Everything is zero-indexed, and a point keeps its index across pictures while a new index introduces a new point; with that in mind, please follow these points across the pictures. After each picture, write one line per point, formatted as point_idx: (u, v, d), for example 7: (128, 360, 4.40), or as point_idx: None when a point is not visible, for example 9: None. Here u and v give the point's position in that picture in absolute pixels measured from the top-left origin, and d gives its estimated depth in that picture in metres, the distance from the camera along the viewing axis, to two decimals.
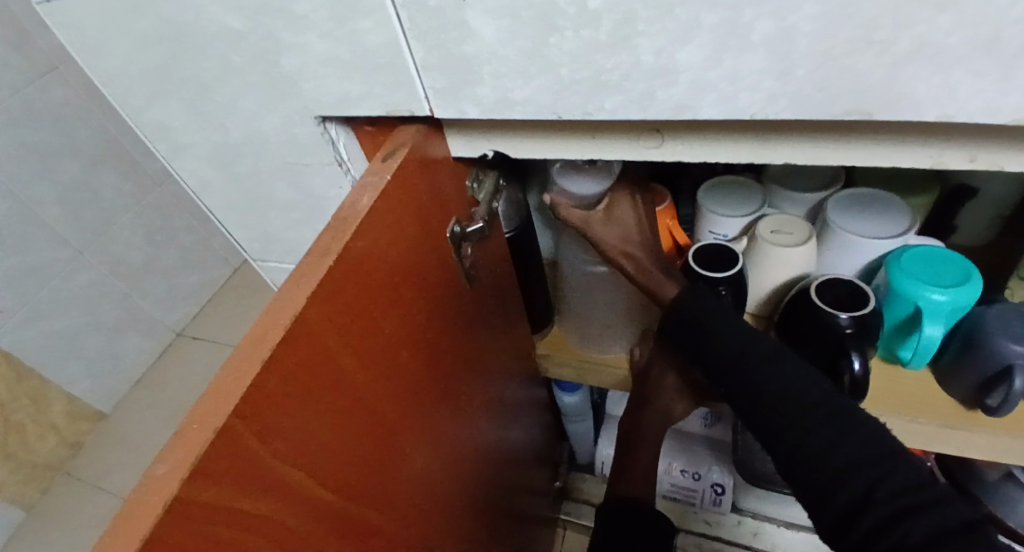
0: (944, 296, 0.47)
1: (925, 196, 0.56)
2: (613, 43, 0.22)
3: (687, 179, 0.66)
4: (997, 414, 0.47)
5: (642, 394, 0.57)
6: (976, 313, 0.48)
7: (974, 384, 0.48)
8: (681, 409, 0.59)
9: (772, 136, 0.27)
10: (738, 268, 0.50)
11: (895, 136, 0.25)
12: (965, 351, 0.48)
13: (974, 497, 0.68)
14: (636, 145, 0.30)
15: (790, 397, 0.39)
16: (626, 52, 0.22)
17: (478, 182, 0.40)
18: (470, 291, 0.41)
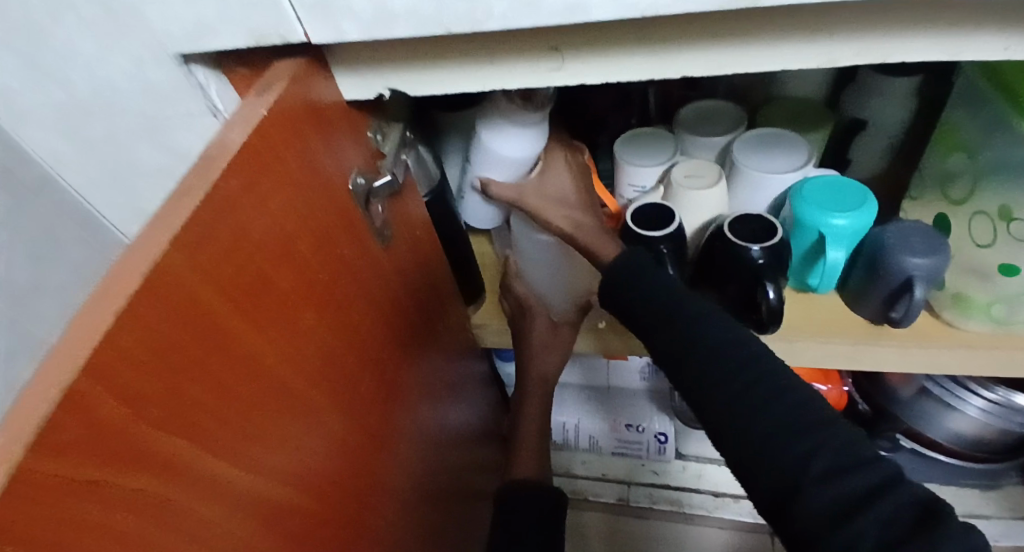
0: (842, 222, 0.49)
1: (821, 131, 0.59)
2: None
3: (604, 133, 0.66)
4: (903, 325, 0.50)
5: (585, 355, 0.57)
6: (877, 232, 0.50)
7: (880, 300, 0.51)
8: None
9: (669, 43, 0.27)
10: (676, 225, 0.52)
11: (784, 35, 0.26)
12: (870, 270, 0.51)
13: (891, 413, 0.74)
14: (538, 68, 0.29)
15: (720, 370, 0.36)
16: None
17: (381, 134, 0.38)
18: (385, 254, 0.39)
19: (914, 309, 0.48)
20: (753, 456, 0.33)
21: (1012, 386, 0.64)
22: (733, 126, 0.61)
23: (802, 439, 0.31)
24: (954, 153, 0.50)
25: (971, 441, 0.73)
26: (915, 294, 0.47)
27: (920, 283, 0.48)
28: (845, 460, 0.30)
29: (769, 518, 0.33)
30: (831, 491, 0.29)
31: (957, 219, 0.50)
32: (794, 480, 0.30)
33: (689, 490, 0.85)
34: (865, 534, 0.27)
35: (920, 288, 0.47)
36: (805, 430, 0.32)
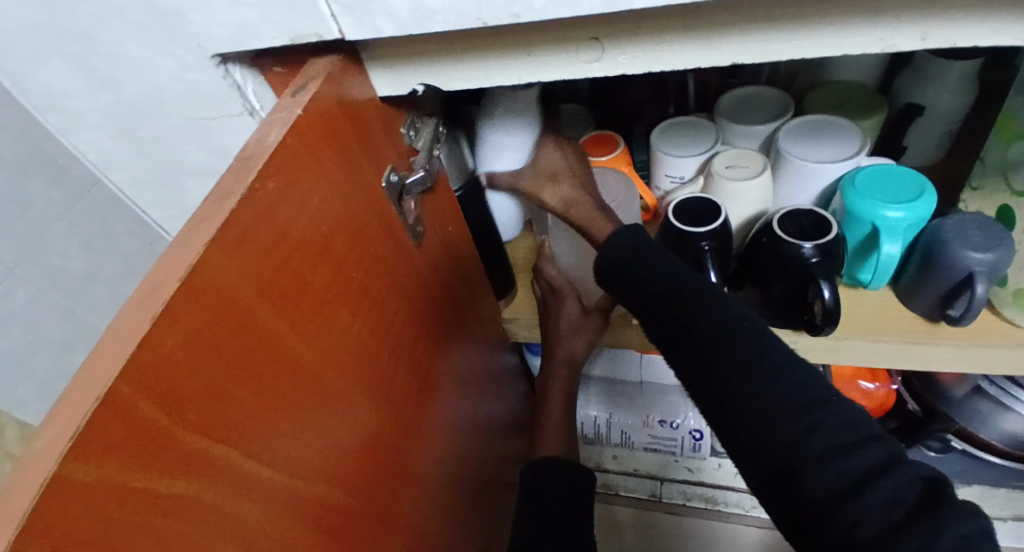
0: (897, 215, 0.47)
1: (874, 118, 0.55)
2: None
3: (639, 122, 0.64)
4: (961, 324, 0.48)
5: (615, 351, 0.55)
6: (932, 224, 0.48)
7: (937, 297, 0.48)
8: None
9: (716, 31, 0.26)
10: (720, 221, 0.51)
11: (841, 18, 0.24)
12: (926, 264, 0.48)
13: (942, 414, 0.71)
14: (577, 60, 0.28)
15: (717, 344, 0.33)
16: None
17: (416, 130, 0.37)
18: (421, 250, 0.39)
19: (975, 307, 0.45)
20: (749, 434, 0.31)
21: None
22: (779, 113, 0.58)
23: (801, 417, 0.29)
24: (1014, 142, 0.44)
25: None
26: (977, 292, 0.44)
27: (983, 280, 0.44)
28: (846, 436, 0.28)
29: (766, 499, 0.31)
30: (834, 469, 0.27)
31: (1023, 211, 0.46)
32: (794, 459, 0.28)
33: (724, 488, 0.83)
34: (865, 517, 0.26)
35: (982, 285, 0.44)
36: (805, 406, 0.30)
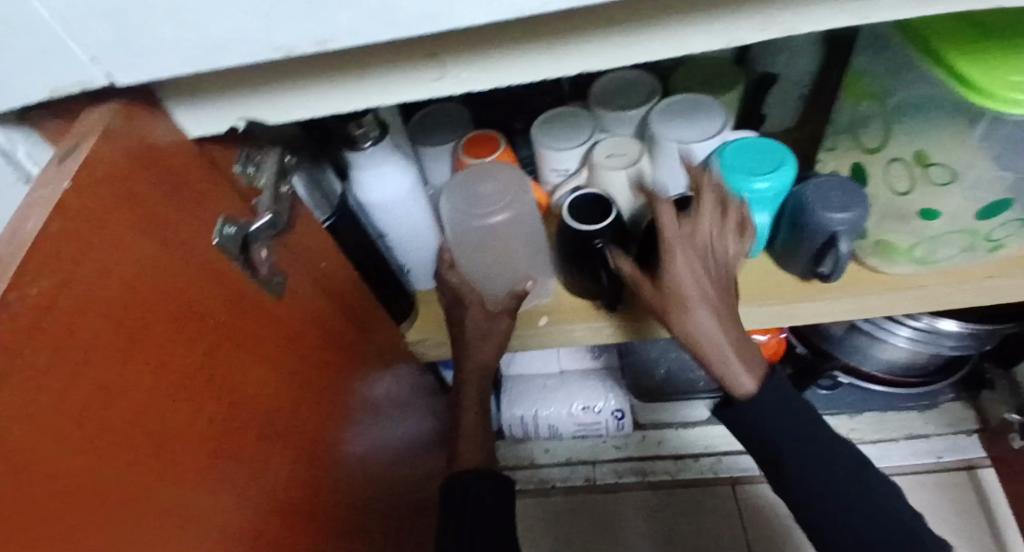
0: (764, 186, 0.49)
1: (735, 91, 0.57)
2: None
3: (517, 118, 0.63)
4: (833, 278, 0.51)
5: None
6: (796, 190, 0.50)
7: (808, 257, 0.51)
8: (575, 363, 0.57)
9: (557, 38, 0.24)
10: (612, 218, 0.51)
11: (675, 14, 0.23)
12: (795, 229, 0.50)
13: (828, 353, 0.77)
14: (416, 80, 0.25)
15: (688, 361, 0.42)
16: None
17: (253, 165, 0.32)
18: (291, 276, 0.35)
19: (841, 263, 0.49)
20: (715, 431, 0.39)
21: (935, 314, 0.68)
22: (648, 96, 0.58)
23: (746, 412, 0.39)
24: (862, 101, 0.48)
25: (905, 368, 0.76)
26: (841, 249, 0.48)
27: (843, 238, 0.48)
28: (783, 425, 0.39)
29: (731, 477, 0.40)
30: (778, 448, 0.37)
31: (873, 167, 0.49)
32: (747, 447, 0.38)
33: (652, 459, 0.86)
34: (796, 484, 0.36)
35: (844, 242, 0.48)
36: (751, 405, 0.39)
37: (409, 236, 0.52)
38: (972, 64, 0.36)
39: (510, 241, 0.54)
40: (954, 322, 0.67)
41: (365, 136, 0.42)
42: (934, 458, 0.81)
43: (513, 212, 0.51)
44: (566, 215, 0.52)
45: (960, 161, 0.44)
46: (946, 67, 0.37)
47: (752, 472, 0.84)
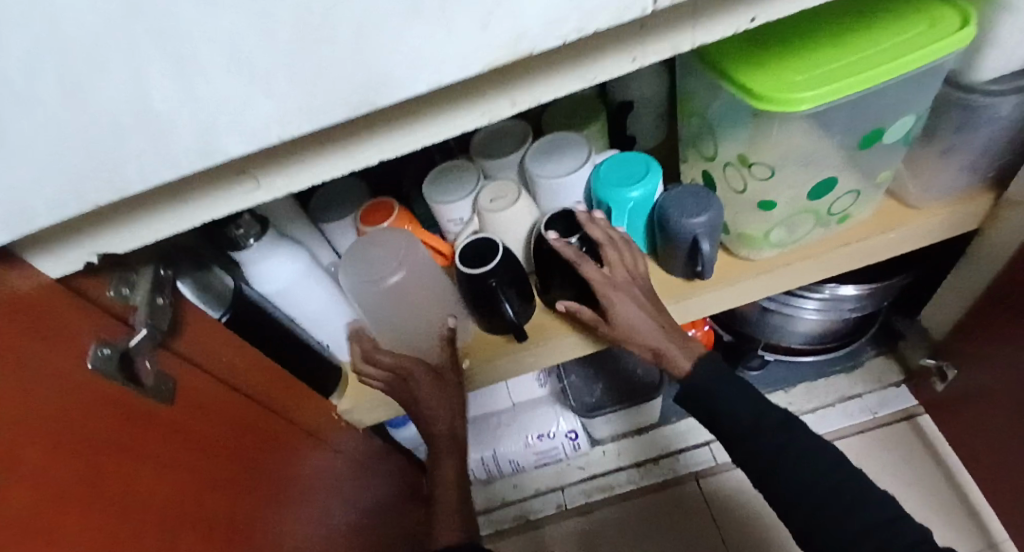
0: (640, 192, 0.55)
1: (597, 121, 0.63)
2: (79, 115, 0.21)
3: (409, 180, 0.67)
4: (708, 275, 0.56)
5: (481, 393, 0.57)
6: (661, 197, 0.56)
7: (683, 259, 0.56)
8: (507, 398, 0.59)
9: (349, 140, 0.28)
10: (499, 257, 0.55)
11: (443, 107, 0.28)
12: (665, 236, 0.55)
13: (749, 336, 0.83)
14: (237, 192, 0.29)
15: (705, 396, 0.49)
16: (101, 120, 0.21)
17: (128, 286, 0.35)
18: (181, 381, 0.37)
19: (709, 261, 0.54)
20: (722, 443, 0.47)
21: (835, 282, 0.72)
22: (521, 139, 0.64)
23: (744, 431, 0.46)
24: (693, 117, 0.54)
25: (821, 336, 0.81)
26: (704, 248, 0.53)
27: (704, 238, 0.53)
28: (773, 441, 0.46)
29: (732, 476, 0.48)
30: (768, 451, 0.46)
31: (717, 171, 0.54)
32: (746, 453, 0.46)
33: (615, 472, 0.89)
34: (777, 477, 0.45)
35: (705, 242, 0.53)
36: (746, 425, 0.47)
37: (318, 313, 0.54)
38: (752, 77, 0.42)
39: (416, 297, 0.57)
40: (852, 286, 0.72)
41: (246, 234, 0.46)
42: (870, 416, 0.85)
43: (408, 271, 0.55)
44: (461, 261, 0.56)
45: (782, 158, 0.49)
46: (735, 82, 0.43)
47: (710, 463, 0.87)
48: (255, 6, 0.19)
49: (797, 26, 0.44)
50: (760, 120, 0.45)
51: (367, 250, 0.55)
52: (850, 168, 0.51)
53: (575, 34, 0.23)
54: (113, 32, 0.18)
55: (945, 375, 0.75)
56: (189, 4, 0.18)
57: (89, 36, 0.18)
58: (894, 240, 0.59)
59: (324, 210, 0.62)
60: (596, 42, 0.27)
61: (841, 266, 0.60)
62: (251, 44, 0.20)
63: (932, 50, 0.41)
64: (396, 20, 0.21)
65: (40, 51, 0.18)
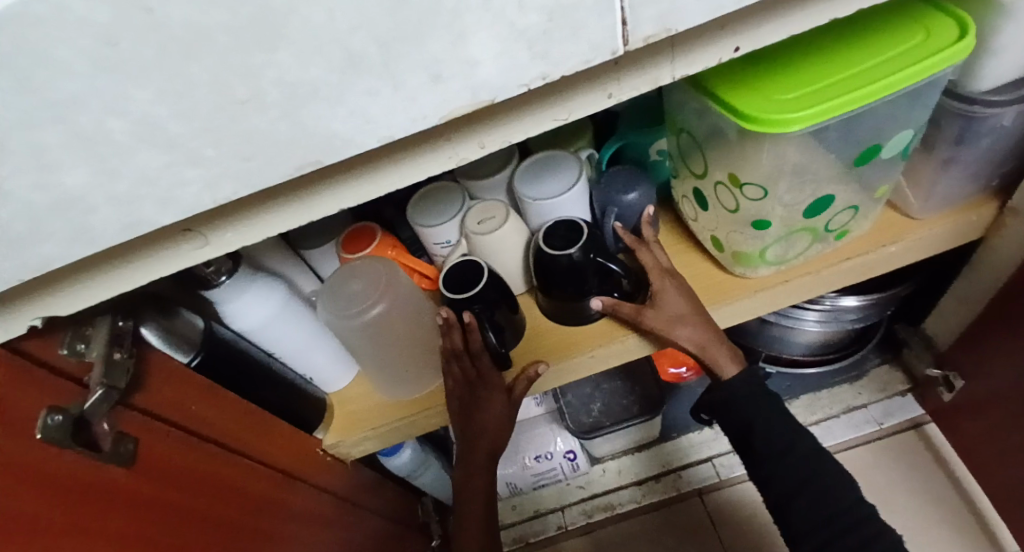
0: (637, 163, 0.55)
1: (582, 139, 0.61)
2: None
3: (388, 206, 0.65)
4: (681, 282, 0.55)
5: (476, 421, 0.56)
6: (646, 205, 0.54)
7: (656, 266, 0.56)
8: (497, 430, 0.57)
9: (300, 193, 0.26)
10: (483, 284, 0.53)
11: (401, 154, 0.26)
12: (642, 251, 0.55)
13: (749, 349, 0.80)
14: (182, 252, 0.27)
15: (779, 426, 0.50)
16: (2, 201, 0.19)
17: (83, 342, 0.33)
18: (145, 440, 0.35)
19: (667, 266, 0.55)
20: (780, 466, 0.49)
21: (834, 293, 0.70)
22: (507, 158, 0.62)
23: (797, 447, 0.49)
24: (681, 132, 0.52)
25: (823, 347, 0.79)
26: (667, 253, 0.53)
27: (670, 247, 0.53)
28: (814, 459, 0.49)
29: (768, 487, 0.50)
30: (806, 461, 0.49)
31: (708, 189, 0.52)
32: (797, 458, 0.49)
33: (616, 490, 0.87)
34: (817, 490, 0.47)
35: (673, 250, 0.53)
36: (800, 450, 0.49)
37: (300, 347, 0.52)
38: (736, 98, 0.40)
39: (398, 327, 0.55)
40: (852, 297, 0.69)
41: (217, 272, 0.43)
42: (876, 426, 0.83)
43: (391, 301, 0.53)
44: (446, 288, 0.54)
45: (772, 180, 0.46)
46: (722, 102, 0.41)
47: (713, 479, 0.84)
48: (170, 73, 0.17)
49: (789, 41, 0.43)
50: (752, 137, 0.43)
51: (349, 279, 0.53)
52: (847, 184, 0.49)
53: (540, 80, 0.21)
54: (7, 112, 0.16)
55: (951, 385, 0.73)
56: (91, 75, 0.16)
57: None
58: (896, 253, 0.57)
59: (304, 239, 0.60)
60: (566, 80, 0.25)
61: (840, 282, 0.57)
62: (170, 111, 0.18)
63: (931, 64, 0.39)
64: (334, 76, 0.19)
65: None
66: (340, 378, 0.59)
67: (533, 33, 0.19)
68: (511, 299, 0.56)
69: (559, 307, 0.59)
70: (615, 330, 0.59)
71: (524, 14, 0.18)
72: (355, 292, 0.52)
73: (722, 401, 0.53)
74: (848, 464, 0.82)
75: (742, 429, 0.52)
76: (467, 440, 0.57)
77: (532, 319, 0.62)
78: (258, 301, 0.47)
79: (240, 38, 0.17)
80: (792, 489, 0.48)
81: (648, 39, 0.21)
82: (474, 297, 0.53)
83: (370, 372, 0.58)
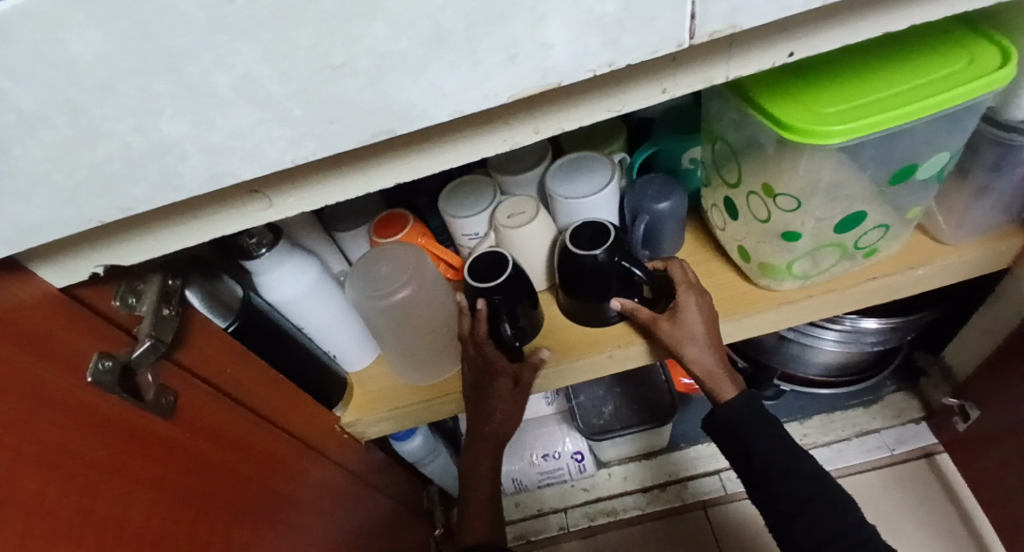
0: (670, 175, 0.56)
1: (616, 143, 0.62)
2: (84, 134, 0.20)
3: (422, 194, 0.66)
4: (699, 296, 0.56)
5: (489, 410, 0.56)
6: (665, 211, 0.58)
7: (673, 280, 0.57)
8: (512, 421, 0.58)
9: (364, 164, 0.27)
10: (506, 276, 0.54)
11: (462, 133, 0.27)
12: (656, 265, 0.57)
13: (764, 364, 0.81)
14: (247, 212, 0.28)
15: (780, 448, 0.51)
16: (105, 139, 0.21)
17: (134, 296, 0.34)
18: (183, 395, 0.36)
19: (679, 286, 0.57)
20: (780, 488, 0.50)
21: (856, 314, 0.70)
22: (540, 157, 0.63)
23: (799, 471, 0.50)
24: (717, 142, 0.52)
25: (839, 369, 0.79)
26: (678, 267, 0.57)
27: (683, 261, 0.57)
28: (815, 482, 0.49)
29: (768, 508, 0.50)
30: (810, 483, 0.49)
31: (740, 199, 0.52)
32: (799, 482, 0.49)
33: (620, 496, 0.87)
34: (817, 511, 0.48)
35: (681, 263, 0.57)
36: (800, 473, 0.50)
37: (327, 324, 0.54)
38: (779, 108, 0.41)
39: (422, 312, 0.56)
40: (874, 319, 0.69)
41: (258, 244, 0.45)
42: (887, 453, 0.83)
43: (416, 287, 0.53)
44: (472, 278, 0.55)
45: (806, 193, 0.47)
46: (765, 111, 0.42)
47: (719, 492, 0.84)
48: (274, 33, 0.19)
49: (834, 56, 0.43)
50: (790, 148, 0.44)
51: (379, 261, 0.54)
52: (880, 203, 0.50)
53: (607, 67, 0.22)
54: (127, 55, 0.18)
55: (967, 415, 0.73)
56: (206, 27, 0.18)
57: (102, 56, 0.18)
58: (923, 276, 0.57)
59: (338, 220, 0.61)
60: (627, 71, 0.26)
61: (865, 301, 0.58)
62: (269, 69, 0.20)
63: (976, 87, 0.39)
64: (419, 49, 0.20)
65: (50, 72, 0.18)
66: (362, 358, 0.60)
67: (608, 20, 0.20)
68: (532, 294, 0.57)
69: (580, 307, 0.60)
70: (627, 336, 0.60)
71: (603, 2, 0.20)
72: (385, 273, 0.53)
73: (724, 422, 0.54)
74: (856, 489, 0.82)
75: (743, 454, 0.53)
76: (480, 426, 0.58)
77: (553, 316, 0.63)
78: (293, 276, 0.48)
79: (344, 5, 0.18)
80: (793, 510, 0.49)
81: (713, 35, 0.22)
82: (495, 288, 0.54)
83: (395, 359, 0.59)
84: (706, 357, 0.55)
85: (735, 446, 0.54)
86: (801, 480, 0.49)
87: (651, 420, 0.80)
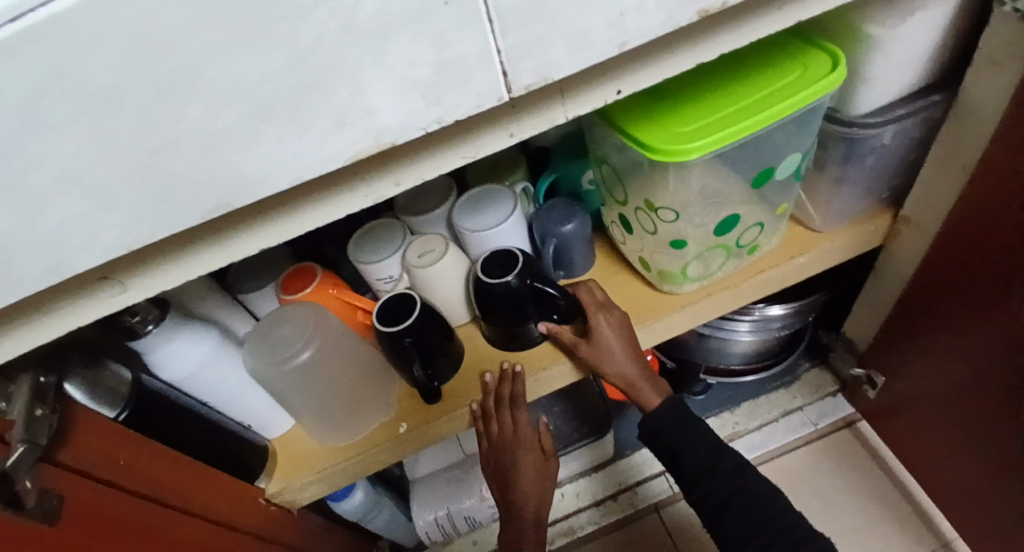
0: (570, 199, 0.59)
1: (516, 172, 0.65)
2: None
3: (330, 243, 0.66)
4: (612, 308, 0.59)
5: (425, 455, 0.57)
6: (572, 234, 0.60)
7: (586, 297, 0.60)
8: None
9: (221, 236, 0.27)
10: (415, 316, 0.55)
11: (317, 195, 0.27)
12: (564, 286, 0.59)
13: (690, 362, 0.84)
14: (102, 298, 0.28)
15: (704, 445, 0.53)
16: None
17: (4, 400, 0.32)
18: (70, 497, 0.34)
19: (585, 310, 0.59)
20: (708, 484, 0.52)
21: (761, 304, 0.75)
22: (445, 194, 0.64)
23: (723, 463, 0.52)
24: (603, 163, 0.55)
25: (756, 356, 0.84)
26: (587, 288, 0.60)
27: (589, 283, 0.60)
28: (740, 473, 0.51)
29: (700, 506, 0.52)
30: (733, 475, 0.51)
31: (631, 214, 0.56)
32: (722, 475, 0.51)
33: (575, 514, 0.87)
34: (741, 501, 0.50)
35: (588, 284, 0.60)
36: (725, 466, 0.52)
37: (238, 392, 0.52)
38: (641, 129, 0.44)
39: (332, 365, 0.55)
40: (778, 306, 0.74)
41: (143, 321, 0.43)
42: (812, 428, 0.88)
43: (319, 344, 0.53)
44: (383, 323, 0.55)
45: (685, 202, 0.51)
46: (631, 133, 0.45)
47: (668, 493, 0.86)
48: (81, 128, 0.18)
49: (686, 77, 0.47)
50: (661, 163, 0.47)
51: (281, 323, 0.53)
52: (752, 202, 0.54)
53: (437, 124, 0.24)
54: None
55: (874, 382, 0.79)
56: (6, 135, 0.18)
57: None
58: (804, 264, 0.62)
59: (244, 281, 0.60)
60: (469, 120, 0.27)
61: (760, 292, 0.62)
62: (85, 163, 0.20)
63: (804, 95, 0.44)
64: (244, 126, 0.21)
65: None
66: (283, 421, 0.58)
67: (425, 84, 0.22)
68: (446, 331, 0.58)
69: (500, 334, 0.61)
70: (548, 357, 0.61)
71: (415, 69, 0.21)
72: (287, 336, 0.52)
73: (650, 429, 0.57)
74: (790, 467, 0.86)
75: (673, 455, 0.55)
76: (509, 514, 0.64)
77: (476, 347, 0.64)
78: (192, 349, 0.47)
79: (152, 95, 0.18)
80: (721, 504, 0.51)
81: (529, 86, 0.24)
82: (405, 330, 0.54)
83: (311, 420, 0.58)
84: (627, 367, 0.58)
85: (665, 449, 0.56)
86: (726, 473, 0.51)
87: (595, 433, 0.83)
